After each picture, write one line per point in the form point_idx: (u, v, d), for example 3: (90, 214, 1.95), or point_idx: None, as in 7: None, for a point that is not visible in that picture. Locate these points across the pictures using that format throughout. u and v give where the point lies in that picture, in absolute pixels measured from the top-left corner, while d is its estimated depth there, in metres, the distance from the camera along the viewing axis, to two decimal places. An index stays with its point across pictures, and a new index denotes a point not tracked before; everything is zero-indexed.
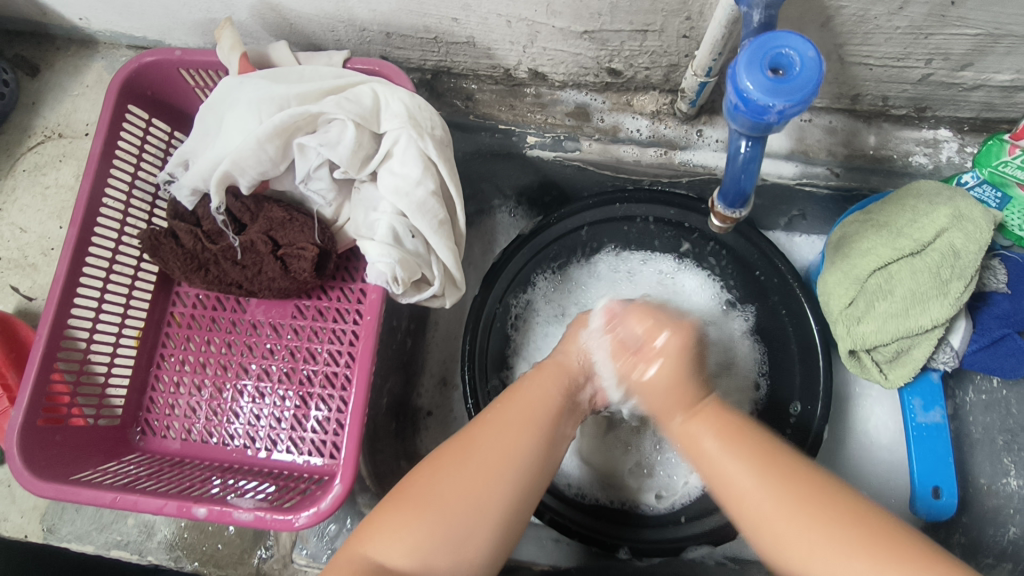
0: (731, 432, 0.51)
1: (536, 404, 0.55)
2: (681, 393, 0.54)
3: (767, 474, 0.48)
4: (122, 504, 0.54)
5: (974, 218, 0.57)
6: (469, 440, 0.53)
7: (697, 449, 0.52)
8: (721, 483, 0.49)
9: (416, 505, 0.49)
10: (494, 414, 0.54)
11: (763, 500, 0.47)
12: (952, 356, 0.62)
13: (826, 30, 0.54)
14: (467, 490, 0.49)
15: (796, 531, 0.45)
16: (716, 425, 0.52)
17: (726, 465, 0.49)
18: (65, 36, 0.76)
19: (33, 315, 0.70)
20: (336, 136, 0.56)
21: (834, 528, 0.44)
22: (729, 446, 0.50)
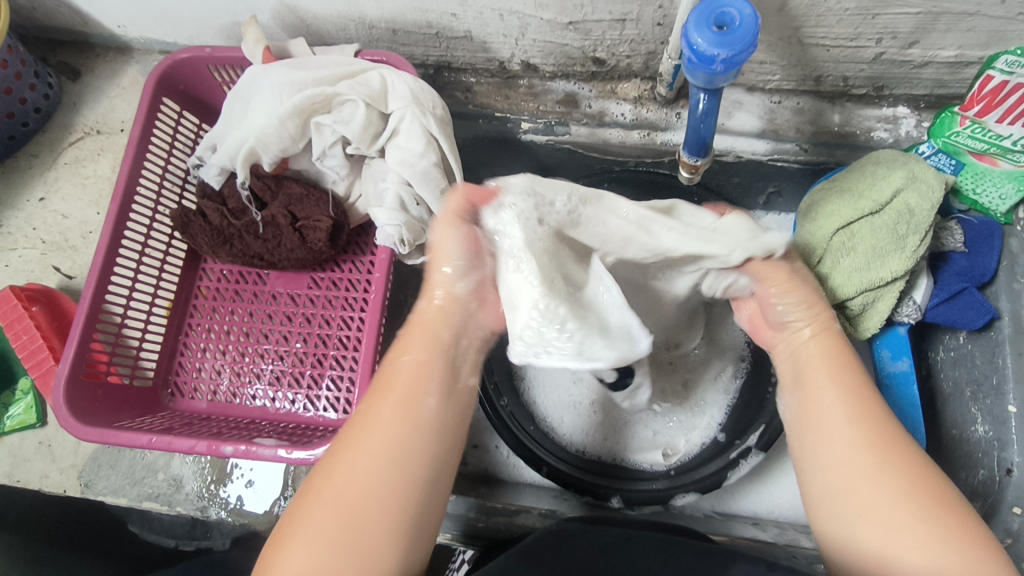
0: (852, 382, 0.48)
1: (411, 394, 0.46)
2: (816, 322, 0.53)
3: (865, 424, 0.45)
4: (158, 445, 0.61)
5: (927, 178, 0.64)
6: (354, 463, 0.43)
7: (806, 375, 0.50)
8: (809, 406, 0.48)
9: (305, 526, 0.41)
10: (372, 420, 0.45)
11: (845, 438, 0.45)
12: (915, 310, 0.68)
13: (784, 14, 0.60)
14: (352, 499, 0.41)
15: (853, 475, 0.43)
16: (845, 383, 0.48)
17: (827, 394, 0.47)
18: (103, 44, 0.84)
19: (74, 292, 0.77)
20: (349, 114, 0.64)
21: (900, 486, 0.42)
22: (838, 379, 0.48)
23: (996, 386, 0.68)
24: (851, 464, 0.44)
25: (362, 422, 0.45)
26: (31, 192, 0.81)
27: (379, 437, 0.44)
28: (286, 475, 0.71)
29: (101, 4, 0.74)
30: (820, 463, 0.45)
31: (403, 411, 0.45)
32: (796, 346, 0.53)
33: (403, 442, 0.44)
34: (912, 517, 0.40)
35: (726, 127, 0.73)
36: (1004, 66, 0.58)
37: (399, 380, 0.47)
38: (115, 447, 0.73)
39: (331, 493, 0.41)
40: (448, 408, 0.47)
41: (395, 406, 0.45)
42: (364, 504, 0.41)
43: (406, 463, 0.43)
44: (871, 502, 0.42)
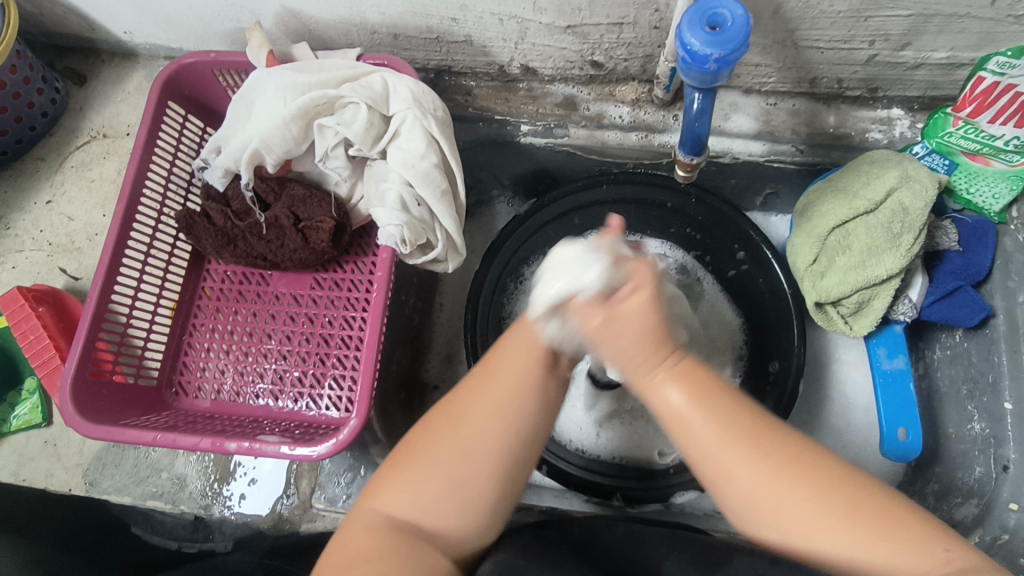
0: (707, 389, 0.42)
1: (524, 369, 0.45)
2: (649, 352, 0.43)
3: (759, 446, 0.40)
4: (162, 443, 0.62)
5: (920, 177, 0.64)
6: (459, 422, 0.44)
7: (669, 407, 0.42)
8: (694, 449, 0.41)
9: (405, 469, 0.44)
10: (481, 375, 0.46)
11: (747, 472, 0.40)
12: (910, 308, 0.70)
13: (778, 17, 0.61)
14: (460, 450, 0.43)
15: (776, 506, 0.39)
16: (714, 398, 0.42)
17: (706, 430, 0.41)
18: (109, 50, 0.86)
19: (80, 293, 0.78)
20: (352, 116, 0.65)
21: (822, 502, 0.39)
22: (706, 407, 0.41)
23: (991, 384, 0.68)
24: (769, 496, 0.39)
25: (473, 387, 0.46)
26: (38, 195, 0.83)
27: (481, 399, 0.44)
28: (289, 473, 0.71)
29: (108, 10, 0.76)
30: (738, 504, 0.40)
31: (509, 382, 0.45)
32: (648, 384, 0.43)
33: (504, 408, 0.44)
34: (846, 525, 0.38)
35: (724, 128, 0.74)
36: (995, 68, 0.58)
37: (511, 348, 0.47)
38: (119, 447, 0.73)
39: (433, 446, 0.44)
40: (554, 379, 0.47)
41: (499, 373, 0.46)
42: (462, 460, 0.43)
43: (504, 428, 0.44)
44: (804, 525, 0.39)
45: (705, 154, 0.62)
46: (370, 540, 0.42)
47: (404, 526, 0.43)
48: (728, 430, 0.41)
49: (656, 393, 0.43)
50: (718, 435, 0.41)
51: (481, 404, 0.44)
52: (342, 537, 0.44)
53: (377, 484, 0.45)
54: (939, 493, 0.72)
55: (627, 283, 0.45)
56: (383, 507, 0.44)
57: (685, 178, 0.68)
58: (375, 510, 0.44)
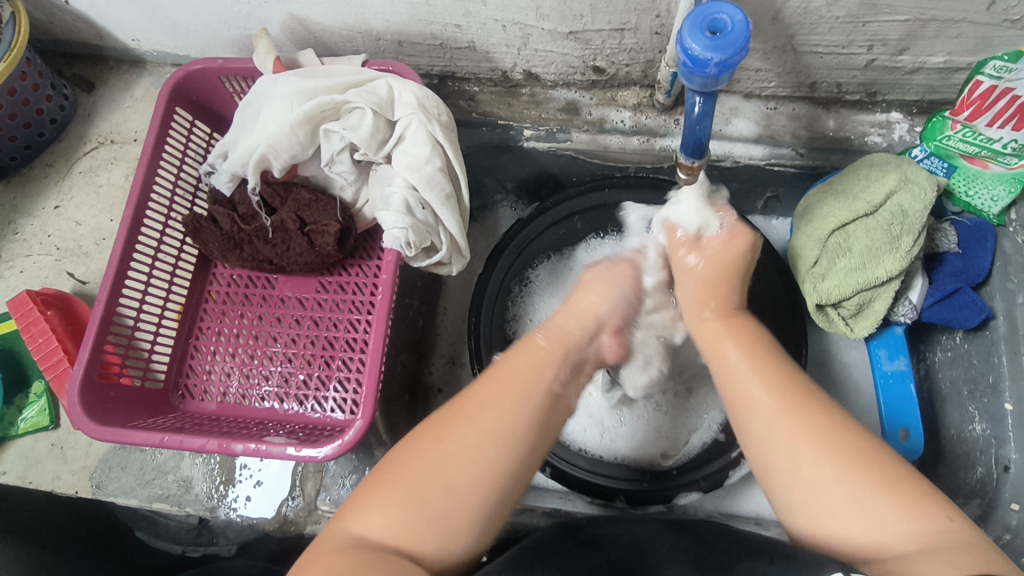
0: (754, 343, 0.53)
1: (518, 387, 0.50)
2: (705, 302, 0.58)
3: (781, 386, 0.49)
4: (170, 444, 0.63)
5: (919, 180, 0.65)
6: (448, 442, 0.47)
7: (720, 355, 0.54)
8: (728, 381, 0.52)
9: (388, 489, 0.46)
10: (478, 392, 0.50)
11: (766, 404, 0.49)
12: (910, 309, 0.71)
13: (777, 23, 0.62)
14: (444, 471, 0.46)
15: (786, 433, 0.47)
16: (761, 353, 0.52)
17: (742, 367, 0.51)
18: (117, 57, 0.87)
19: (87, 297, 0.79)
20: (357, 121, 0.66)
21: (830, 436, 0.46)
22: (750, 352, 0.52)
23: (992, 385, 0.69)
24: (780, 423, 0.47)
25: (465, 408, 0.49)
26: (46, 200, 0.84)
27: (472, 425, 0.48)
28: (294, 475, 0.71)
29: (116, 17, 0.77)
30: (755, 431, 0.49)
31: (503, 403, 0.49)
32: (698, 321, 0.58)
33: (495, 437, 0.47)
34: (851, 473, 0.44)
35: (725, 132, 0.75)
36: (992, 72, 0.59)
37: (505, 376, 0.51)
38: (126, 449, 0.74)
39: (416, 466, 0.46)
40: (545, 413, 0.51)
41: (498, 397, 0.49)
42: (446, 489, 0.45)
43: (493, 454, 0.47)
44: (812, 463, 0.45)
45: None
46: (339, 558, 0.43)
47: (377, 546, 0.43)
48: (764, 372, 0.50)
49: (711, 342, 0.55)
50: (753, 369, 0.51)
51: (473, 428, 0.47)
52: (309, 557, 0.44)
53: (355, 504, 0.46)
54: (941, 494, 0.72)
55: (722, 233, 0.62)
56: (359, 528, 0.45)
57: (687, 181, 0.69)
58: (350, 530, 0.45)
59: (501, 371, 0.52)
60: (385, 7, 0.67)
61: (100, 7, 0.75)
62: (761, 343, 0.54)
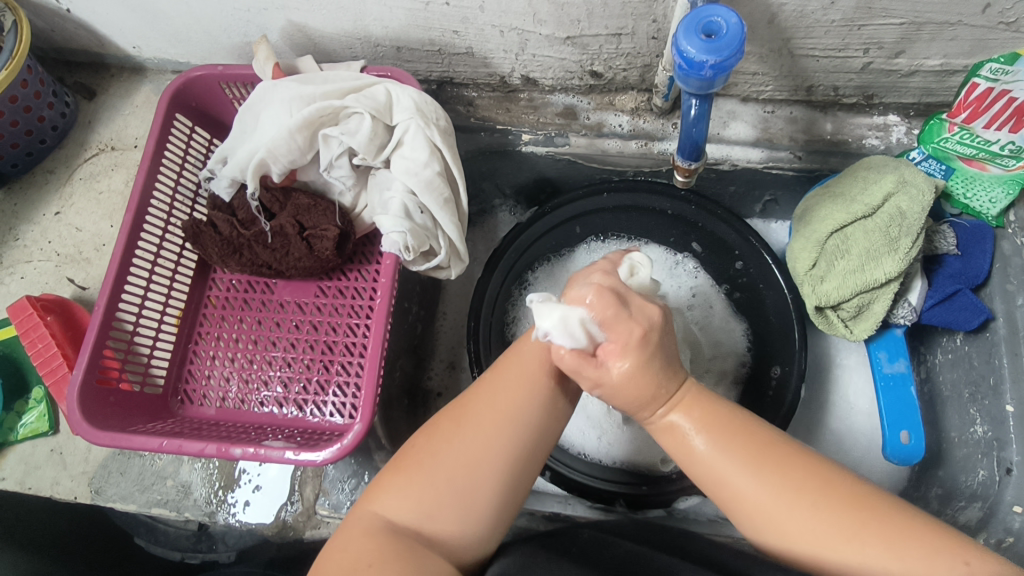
0: (714, 421, 0.47)
1: (533, 369, 0.49)
2: (664, 397, 0.48)
3: (767, 471, 0.45)
4: (169, 448, 0.63)
5: (917, 182, 0.65)
6: (468, 426, 0.47)
7: (686, 448, 0.48)
8: (708, 479, 0.47)
9: (410, 475, 0.46)
10: (493, 376, 0.50)
11: (760, 496, 0.44)
12: (910, 312, 0.71)
13: (773, 26, 0.62)
14: (464, 455, 0.46)
15: (787, 525, 0.44)
16: (730, 436, 0.47)
17: (719, 462, 0.46)
18: (118, 65, 0.87)
19: (87, 302, 0.79)
20: (356, 126, 0.66)
21: (825, 514, 0.43)
22: (724, 441, 0.47)
23: (993, 387, 0.69)
24: (780, 512, 0.44)
25: (483, 388, 0.49)
26: (47, 206, 0.84)
27: (488, 410, 0.48)
28: (293, 480, 0.71)
29: (117, 25, 0.77)
30: (749, 522, 0.45)
31: (520, 384, 0.49)
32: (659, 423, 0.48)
33: (511, 421, 0.47)
34: (854, 542, 0.42)
35: (722, 136, 0.75)
36: (989, 74, 0.59)
37: (520, 359, 0.50)
38: (125, 455, 0.74)
39: (439, 450, 0.46)
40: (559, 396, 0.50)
41: (513, 381, 0.49)
42: (468, 469, 0.46)
43: (511, 435, 0.47)
44: (813, 539, 0.43)
45: (703, 160, 0.63)
46: (370, 541, 0.44)
47: (404, 529, 0.45)
48: (736, 454, 0.46)
49: (668, 431, 0.48)
50: (730, 459, 0.46)
51: (490, 414, 0.47)
52: (339, 539, 0.45)
53: (379, 487, 0.47)
54: (943, 497, 0.71)
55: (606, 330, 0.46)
56: (384, 512, 0.46)
57: (683, 183, 0.69)
58: (375, 513, 0.46)
59: (516, 352, 0.51)
60: (383, 13, 0.67)
61: (102, 15, 0.75)
62: (725, 417, 0.48)
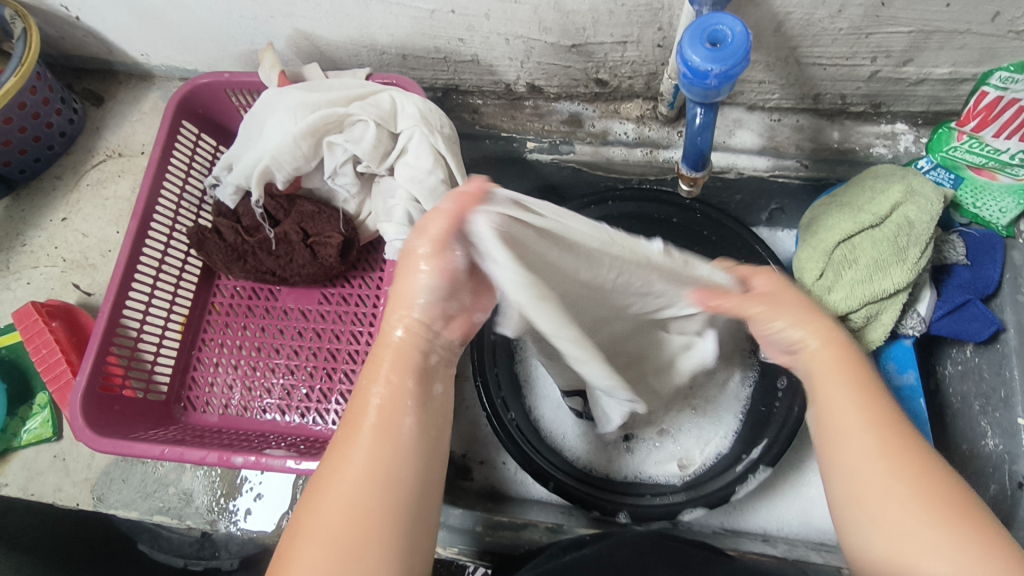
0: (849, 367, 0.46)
1: (385, 416, 0.42)
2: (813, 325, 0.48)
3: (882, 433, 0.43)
4: (171, 456, 0.63)
5: (925, 191, 0.65)
6: (329, 502, 0.39)
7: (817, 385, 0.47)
8: (826, 421, 0.45)
9: (303, 552, 0.38)
10: (337, 442, 0.42)
11: (865, 448, 0.43)
12: (919, 322, 0.69)
13: (780, 34, 0.62)
14: (329, 541, 0.38)
15: (879, 491, 0.41)
16: (853, 376, 0.46)
17: (846, 405, 0.44)
18: (126, 72, 0.88)
19: (92, 308, 0.80)
20: (360, 134, 0.66)
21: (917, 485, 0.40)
22: (855, 387, 0.45)
23: (1005, 399, 0.68)
24: (874, 465, 0.42)
25: (333, 457, 0.41)
26: (54, 212, 0.84)
27: (346, 481, 0.40)
28: (294, 488, 0.71)
29: (125, 33, 0.78)
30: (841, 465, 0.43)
31: (376, 440, 0.41)
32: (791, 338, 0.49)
33: (372, 480, 0.40)
34: (938, 525, 0.39)
35: (728, 144, 0.75)
36: (998, 82, 0.59)
37: (377, 408, 0.42)
38: (128, 461, 0.73)
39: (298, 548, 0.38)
40: (411, 448, 0.41)
41: (367, 441, 0.41)
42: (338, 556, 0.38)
43: (377, 501, 0.39)
44: (903, 521, 0.40)
45: (709, 168, 0.63)
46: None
47: None
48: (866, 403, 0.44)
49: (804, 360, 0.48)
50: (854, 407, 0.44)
51: (362, 462, 0.40)
52: None
53: None
54: None
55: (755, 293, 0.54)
56: None
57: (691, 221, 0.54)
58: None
59: (354, 415, 0.42)
60: (388, 22, 0.67)
61: (110, 22, 0.76)
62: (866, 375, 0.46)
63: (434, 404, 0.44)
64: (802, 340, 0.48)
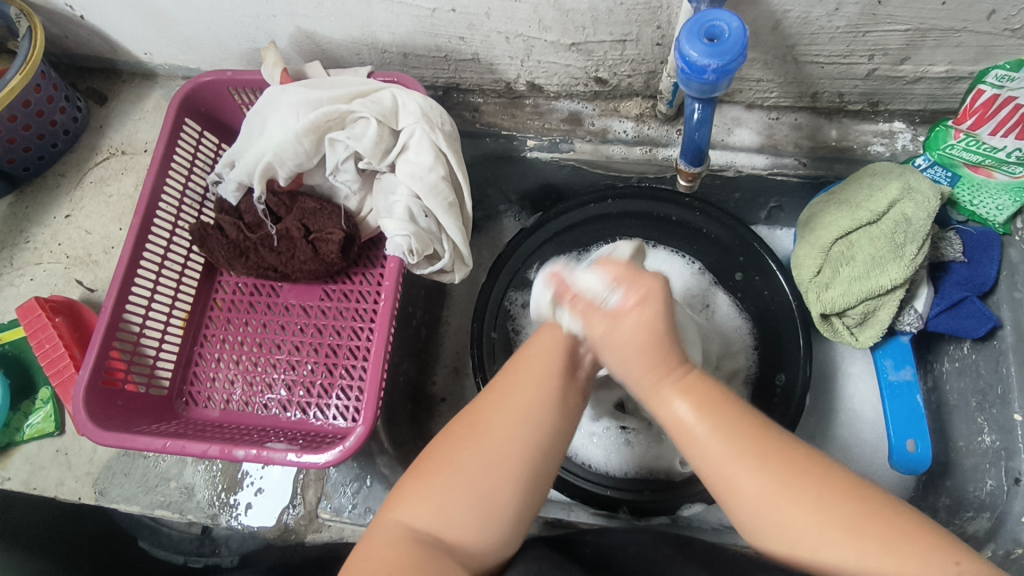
0: (715, 403, 0.45)
1: (544, 369, 0.49)
2: (656, 365, 0.46)
3: (764, 458, 0.43)
4: (172, 449, 0.63)
5: (922, 189, 0.65)
6: (486, 429, 0.47)
7: (686, 434, 0.45)
8: (707, 468, 0.44)
9: (428, 481, 0.46)
10: (502, 378, 0.50)
11: (750, 486, 0.42)
12: (916, 318, 0.71)
13: (778, 33, 0.62)
14: (476, 458, 0.45)
15: (784, 520, 0.42)
16: (722, 413, 0.44)
17: (716, 447, 0.43)
18: (130, 71, 0.89)
19: (95, 304, 0.80)
20: (362, 130, 0.67)
21: (823, 507, 0.41)
22: (721, 423, 0.44)
23: (1001, 396, 0.68)
24: (773, 504, 0.42)
25: (492, 392, 0.49)
26: (58, 209, 0.85)
27: (501, 413, 0.47)
28: (295, 483, 0.71)
29: (129, 31, 0.79)
30: (742, 514, 0.43)
31: (532, 385, 0.48)
32: (660, 396, 0.46)
33: (524, 420, 0.47)
34: (849, 535, 0.40)
35: (726, 142, 0.75)
36: (994, 81, 0.59)
37: (527, 373, 0.49)
38: (129, 456, 0.74)
39: (454, 457, 0.46)
40: (558, 398, 0.49)
41: (522, 385, 0.49)
42: (485, 469, 0.45)
43: (526, 438, 0.46)
44: (815, 541, 0.41)
45: (706, 164, 0.64)
46: (394, 551, 0.43)
47: (427, 538, 0.44)
48: (732, 443, 0.43)
49: (666, 408, 0.46)
50: (724, 446, 0.43)
51: (505, 417, 0.47)
52: (364, 546, 0.45)
53: (401, 494, 0.46)
54: (951, 507, 0.71)
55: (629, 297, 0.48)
56: (406, 518, 0.45)
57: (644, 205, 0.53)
58: (397, 522, 0.45)
59: (522, 363, 0.50)
60: (389, 20, 0.68)
61: (114, 21, 0.77)
62: (726, 401, 0.45)
63: (578, 382, 0.51)
64: (676, 390, 0.46)
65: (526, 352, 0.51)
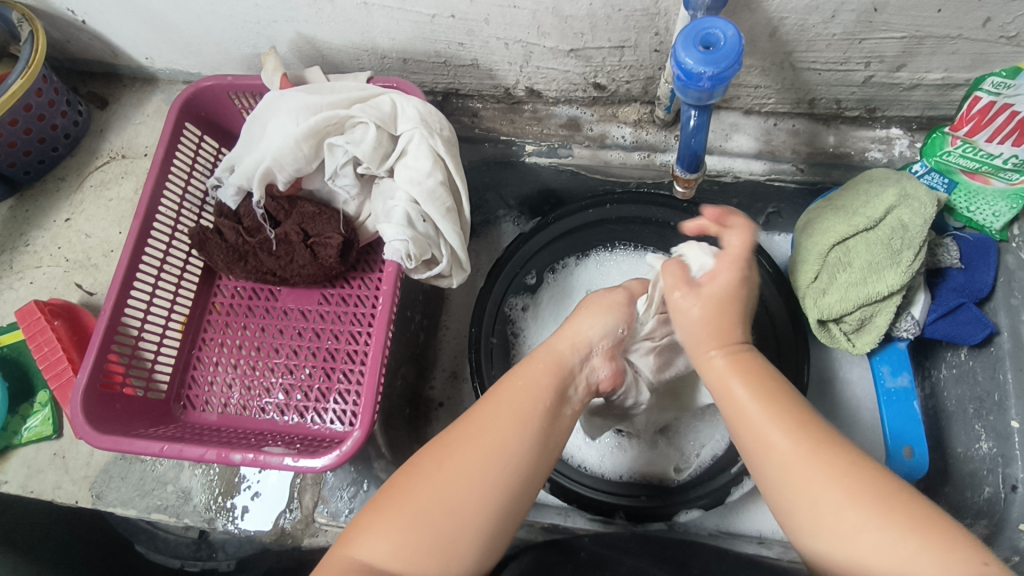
0: (760, 374, 0.51)
1: (525, 404, 0.50)
2: (720, 340, 0.53)
3: (801, 428, 0.46)
4: (169, 453, 0.63)
5: (919, 196, 0.65)
6: (458, 462, 0.47)
7: (728, 394, 0.51)
8: (742, 424, 0.49)
9: (391, 513, 0.45)
10: (479, 408, 0.50)
11: (783, 444, 0.46)
12: (913, 325, 0.71)
13: (775, 40, 0.63)
14: (442, 492, 0.45)
15: (802, 483, 0.45)
16: (772, 391, 0.49)
17: (748, 405, 0.49)
18: (131, 75, 0.89)
19: (94, 307, 0.80)
20: (361, 135, 0.67)
21: (851, 479, 0.43)
22: (759, 389, 0.49)
23: (998, 402, 0.68)
24: (801, 466, 0.45)
25: (464, 428, 0.49)
26: (57, 212, 0.85)
27: (474, 447, 0.47)
28: (292, 487, 0.71)
29: (130, 37, 0.79)
30: (773, 472, 0.46)
31: (511, 423, 0.49)
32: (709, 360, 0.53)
33: (496, 456, 0.47)
34: (876, 517, 0.42)
35: (724, 148, 0.75)
36: (991, 88, 0.60)
37: (508, 400, 0.50)
38: (126, 460, 0.74)
39: (418, 489, 0.46)
40: (537, 439, 0.49)
41: (500, 423, 0.49)
42: (450, 505, 0.45)
43: (496, 476, 0.46)
44: (836, 512, 0.43)
45: (704, 170, 0.64)
46: None
47: (381, 573, 0.43)
48: (773, 406, 0.48)
49: (717, 374, 0.52)
50: (765, 407, 0.48)
51: (475, 454, 0.47)
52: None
53: (359, 527, 0.46)
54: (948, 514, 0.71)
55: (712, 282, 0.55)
56: (360, 554, 0.45)
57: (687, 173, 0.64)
58: (351, 557, 0.45)
59: (500, 395, 0.51)
60: (390, 26, 0.68)
61: (115, 26, 0.77)
62: (772, 378, 0.50)
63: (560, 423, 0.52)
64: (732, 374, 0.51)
65: (510, 383, 0.52)
